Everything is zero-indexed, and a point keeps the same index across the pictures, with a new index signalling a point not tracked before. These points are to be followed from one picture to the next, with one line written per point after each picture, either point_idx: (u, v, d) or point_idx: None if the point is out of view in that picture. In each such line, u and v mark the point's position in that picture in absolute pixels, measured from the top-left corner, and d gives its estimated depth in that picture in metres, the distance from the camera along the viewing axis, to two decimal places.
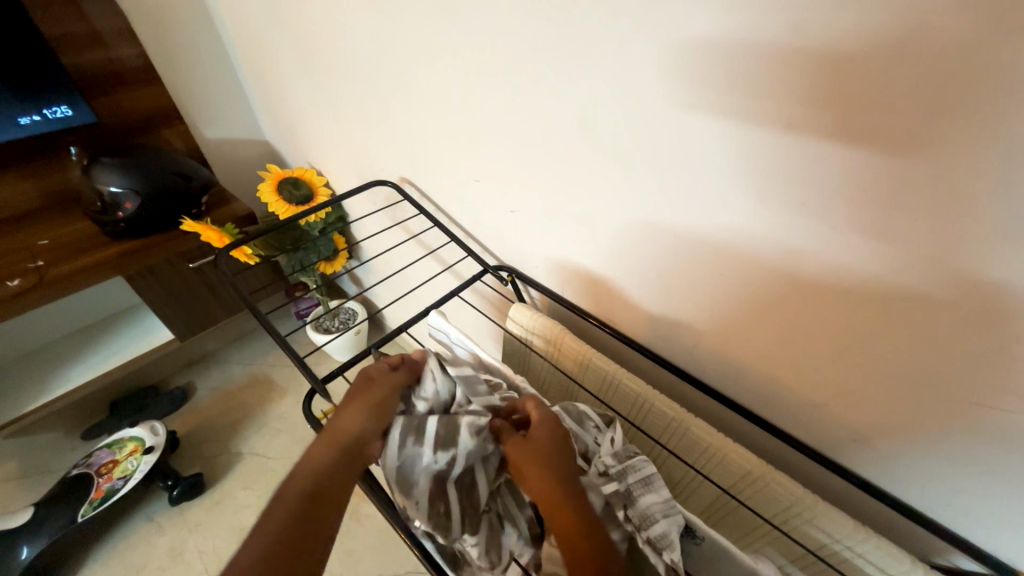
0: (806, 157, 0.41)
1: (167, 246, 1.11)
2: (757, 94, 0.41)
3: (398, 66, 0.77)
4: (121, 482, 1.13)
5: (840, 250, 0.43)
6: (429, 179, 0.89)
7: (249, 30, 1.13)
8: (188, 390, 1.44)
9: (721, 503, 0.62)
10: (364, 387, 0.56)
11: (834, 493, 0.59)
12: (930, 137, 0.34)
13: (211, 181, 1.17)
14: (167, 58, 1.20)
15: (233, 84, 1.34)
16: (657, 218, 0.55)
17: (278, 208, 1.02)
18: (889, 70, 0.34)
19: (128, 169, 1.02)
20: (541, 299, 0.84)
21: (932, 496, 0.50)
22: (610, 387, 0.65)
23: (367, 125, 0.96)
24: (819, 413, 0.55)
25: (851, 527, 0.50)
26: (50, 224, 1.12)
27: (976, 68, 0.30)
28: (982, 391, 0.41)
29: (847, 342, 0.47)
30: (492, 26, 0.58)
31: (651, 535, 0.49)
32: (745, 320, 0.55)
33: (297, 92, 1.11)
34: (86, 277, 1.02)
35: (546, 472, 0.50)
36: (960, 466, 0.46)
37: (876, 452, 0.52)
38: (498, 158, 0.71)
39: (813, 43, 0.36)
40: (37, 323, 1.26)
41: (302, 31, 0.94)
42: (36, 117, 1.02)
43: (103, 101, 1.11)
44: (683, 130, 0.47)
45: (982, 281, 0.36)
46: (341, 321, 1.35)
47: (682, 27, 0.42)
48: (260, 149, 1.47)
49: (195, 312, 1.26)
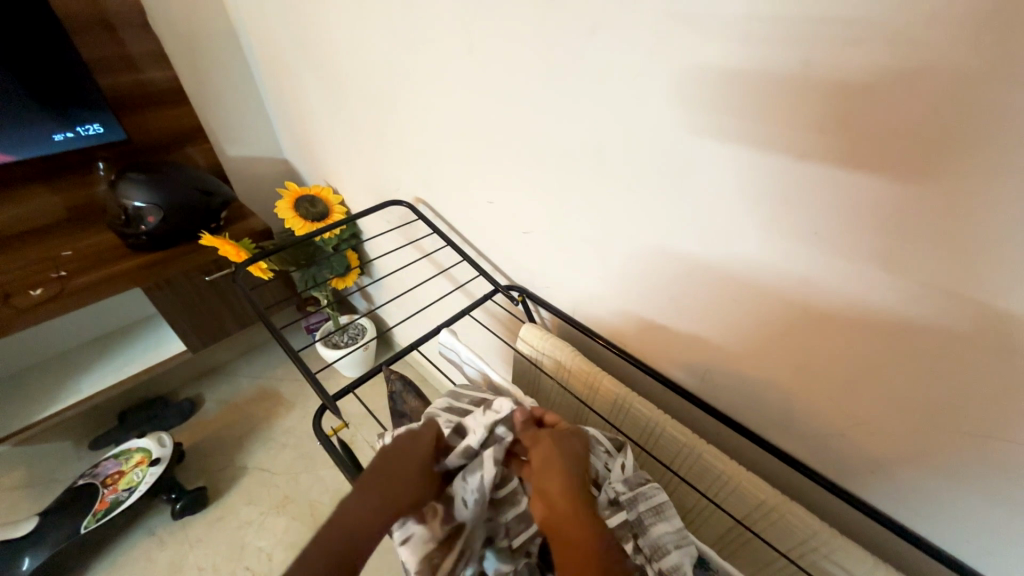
0: (819, 186, 0.41)
1: (185, 260, 1.14)
2: (766, 125, 0.42)
3: (417, 90, 0.80)
4: (125, 494, 1.12)
5: (854, 279, 0.42)
6: (443, 199, 0.91)
7: (274, 54, 1.18)
8: (196, 402, 1.44)
9: (734, 533, 0.60)
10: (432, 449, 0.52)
11: (852, 527, 0.57)
12: (941, 170, 0.34)
13: (230, 198, 1.20)
14: (195, 80, 1.25)
15: (256, 105, 1.39)
16: (669, 243, 0.56)
17: (293, 224, 1.04)
18: (901, 104, 0.34)
19: (153, 185, 1.05)
20: (551, 319, 0.84)
21: (957, 535, 0.48)
22: (620, 411, 0.64)
23: (385, 145, 0.98)
24: (834, 444, 0.53)
25: (871, 563, 0.48)
26: (74, 235, 1.15)
27: (988, 103, 0.31)
28: (1007, 425, 0.40)
29: (862, 371, 0.47)
30: (510, 53, 0.60)
31: (663, 567, 0.48)
32: (758, 346, 0.54)
33: (318, 113, 1.15)
34: (106, 288, 1.04)
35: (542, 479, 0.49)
36: (984, 507, 0.45)
37: (894, 486, 0.50)
38: (512, 180, 0.72)
39: (825, 76, 0.37)
40: (55, 332, 1.28)
41: (324, 57, 0.98)
42: (69, 134, 1.07)
43: (132, 119, 1.15)
44: (696, 157, 0.48)
45: (1001, 315, 0.36)
46: (350, 337, 1.36)
47: (695, 59, 0.44)
48: (278, 166, 1.51)
49: (208, 324, 1.27)
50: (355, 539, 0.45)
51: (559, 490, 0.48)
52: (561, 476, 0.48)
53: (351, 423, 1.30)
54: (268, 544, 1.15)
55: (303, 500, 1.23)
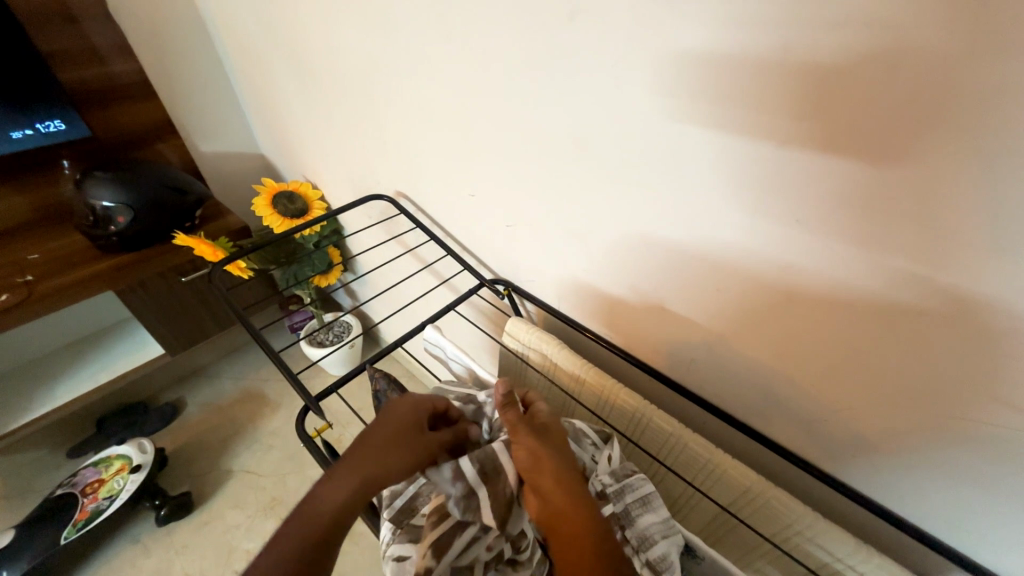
0: (797, 171, 0.41)
1: (160, 261, 1.11)
2: (748, 115, 0.41)
3: (393, 82, 0.78)
4: (106, 502, 1.10)
5: (834, 265, 0.42)
6: (425, 193, 0.89)
7: (245, 45, 1.14)
8: (179, 405, 1.41)
9: (720, 520, 0.61)
10: (411, 427, 0.51)
11: (832, 510, 0.58)
12: (913, 153, 0.34)
13: (205, 195, 1.16)
14: (164, 75, 1.20)
15: (229, 98, 1.34)
16: (651, 233, 0.55)
17: (272, 222, 1.01)
18: (885, 83, 0.33)
19: (121, 183, 1.02)
20: (536, 312, 0.83)
21: (931, 512, 0.50)
22: (607, 404, 0.63)
23: (363, 140, 0.96)
24: (816, 428, 0.54)
25: (853, 545, 0.48)
26: (41, 238, 1.11)
27: (965, 84, 0.30)
28: (977, 405, 0.41)
29: (841, 356, 0.47)
30: (484, 41, 0.59)
31: (650, 557, 0.49)
32: (739, 332, 0.55)
33: (293, 105, 1.11)
34: (76, 292, 1.01)
35: (539, 486, 0.48)
36: (958, 484, 0.46)
37: (873, 468, 0.51)
38: (493, 171, 0.71)
39: (806, 58, 0.36)
40: (24, 339, 1.23)
41: (297, 46, 0.95)
42: (29, 131, 1.02)
43: (97, 116, 1.11)
44: (679, 144, 0.47)
45: (975, 298, 0.36)
46: (336, 335, 1.34)
47: (675, 41, 0.42)
48: (255, 162, 1.47)
49: (186, 326, 1.24)
50: (328, 507, 0.43)
51: (543, 500, 0.48)
52: (547, 477, 0.48)
53: (339, 422, 1.29)
54: (257, 546, 1.13)
55: (293, 501, 1.22)
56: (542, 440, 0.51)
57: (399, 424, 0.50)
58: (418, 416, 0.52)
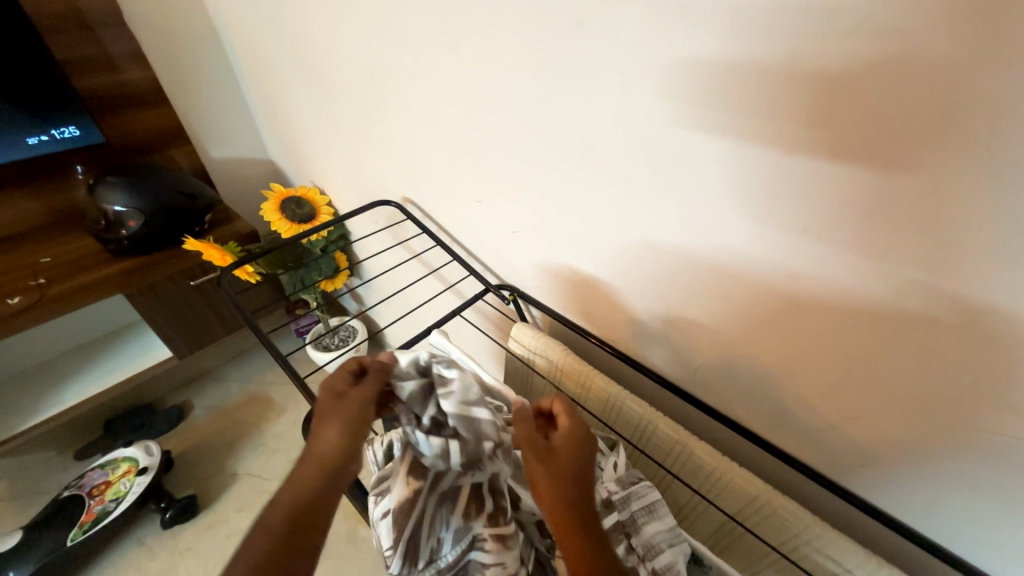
0: (806, 179, 0.40)
1: (169, 265, 1.12)
2: (753, 119, 0.41)
3: (401, 90, 0.79)
4: (112, 504, 1.10)
5: (843, 273, 0.42)
6: (431, 199, 0.90)
7: (256, 53, 1.16)
8: (185, 408, 1.42)
9: (727, 530, 0.60)
10: (330, 404, 0.50)
11: (841, 519, 0.57)
12: (924, 160, 0.34)
13: (215, 200, 1.17)
14: (175, 82, 1.23)
15: (239, 105, 1.36)
16: (656, 239, 0.55)
17: (280, 226, 1.02)
18: (895, 91, 0.33)
19: (133, 188, 1.03)
20: (542, 318, 0.83)
21: (942, 523, 0.49)
22: (612, 409, 0.63)
23: (371, 146, 0.97)
24: (824, 437, 0.53)
25: (863, 556, 0.48)
26: (53, 242, 1.13)
27: (976, 92, 0.30)
28: (988, 415, 0.40)
29: (850, 364, 0.46)
30: (491, 49, 0.59)
31: (656, 566, 0.49)
32: (745, 339, 0.54)
33: (302, 112, 1.13)
34: (87, 295, 1.02)
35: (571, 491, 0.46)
36: (968, 494, 0.45)
37: (882, 478, 0.50)
38: (499, 177, 0.71)
39: (814, 64, 0.36)
40: (35, 342, 1.25)
41: (307, 53, 0.96)
42: (44, 137, 1.04)
43: (110, 122, 1.13)
44: (686, 150, 0.47)
45: (987, 306, 0.36)
46: (341, 339, 1.35)
47: (682, 49, 0.43)
48: (264, 168, 1.49)
49: (194, 329, 1.25)
50: (292, 509, 0.44)
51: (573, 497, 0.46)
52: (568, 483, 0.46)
53: None
54: None
55: None
56: (567, 450, 0.49)
57: (321, 411, 0.50)
58: (334, 392, 0.52)
